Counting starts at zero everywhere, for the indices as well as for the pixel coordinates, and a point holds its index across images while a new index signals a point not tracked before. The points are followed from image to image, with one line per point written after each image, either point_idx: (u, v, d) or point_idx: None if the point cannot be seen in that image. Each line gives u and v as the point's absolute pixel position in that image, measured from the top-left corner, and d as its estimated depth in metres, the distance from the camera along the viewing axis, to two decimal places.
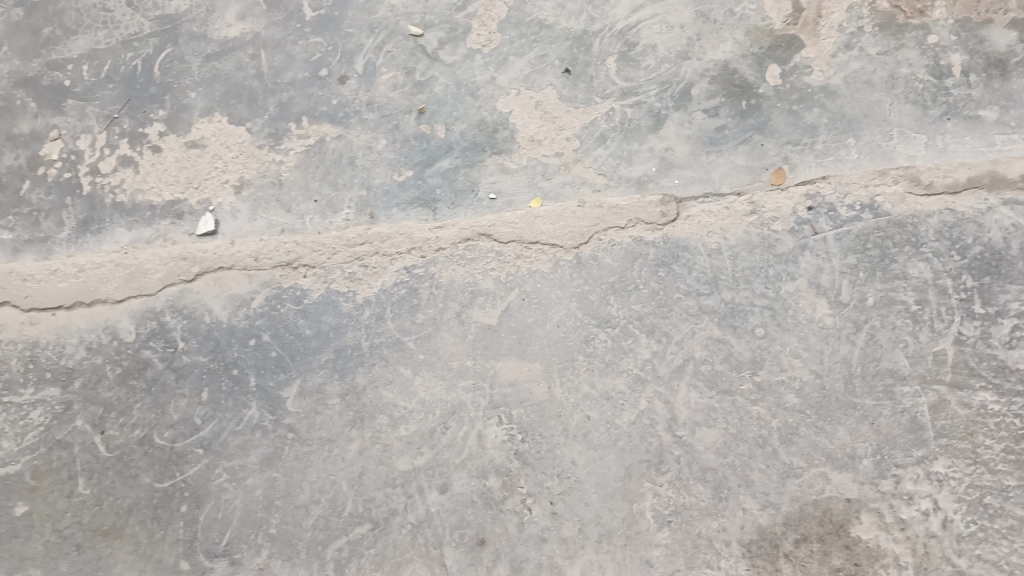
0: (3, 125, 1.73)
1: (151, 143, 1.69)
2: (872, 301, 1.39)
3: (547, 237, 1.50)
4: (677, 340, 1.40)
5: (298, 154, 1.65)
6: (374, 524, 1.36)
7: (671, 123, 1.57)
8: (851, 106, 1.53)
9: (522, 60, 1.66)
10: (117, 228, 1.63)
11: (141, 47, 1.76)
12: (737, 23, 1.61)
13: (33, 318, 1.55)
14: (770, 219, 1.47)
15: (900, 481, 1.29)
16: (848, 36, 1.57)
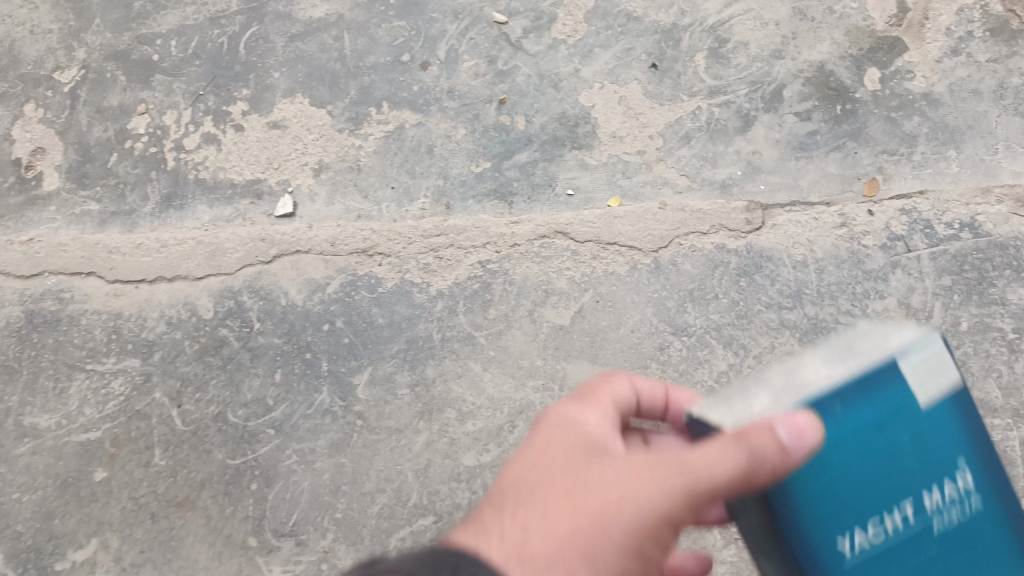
0: (94, 97, 1.78)
1: (234, 122, 1.71)
2: (964, 326, 1.33)
3: (626, 238, 1.48)
4: (755, 353, 1.36)
5: (378, 140, 1.65)
6: (437, 517, 1.35)
7: (760, 125, 1.52)
8: (955, 116, 1.47)
9: (608, 52, 1.63)
10: (199, 206, 1.66)
11: (228, 24, 1.81)
12: (836, 22, 1.57)
13: (117, 290, 1.59)
14: (861, 233, 1.41)
15: None
16: (956, 40, 1.53)
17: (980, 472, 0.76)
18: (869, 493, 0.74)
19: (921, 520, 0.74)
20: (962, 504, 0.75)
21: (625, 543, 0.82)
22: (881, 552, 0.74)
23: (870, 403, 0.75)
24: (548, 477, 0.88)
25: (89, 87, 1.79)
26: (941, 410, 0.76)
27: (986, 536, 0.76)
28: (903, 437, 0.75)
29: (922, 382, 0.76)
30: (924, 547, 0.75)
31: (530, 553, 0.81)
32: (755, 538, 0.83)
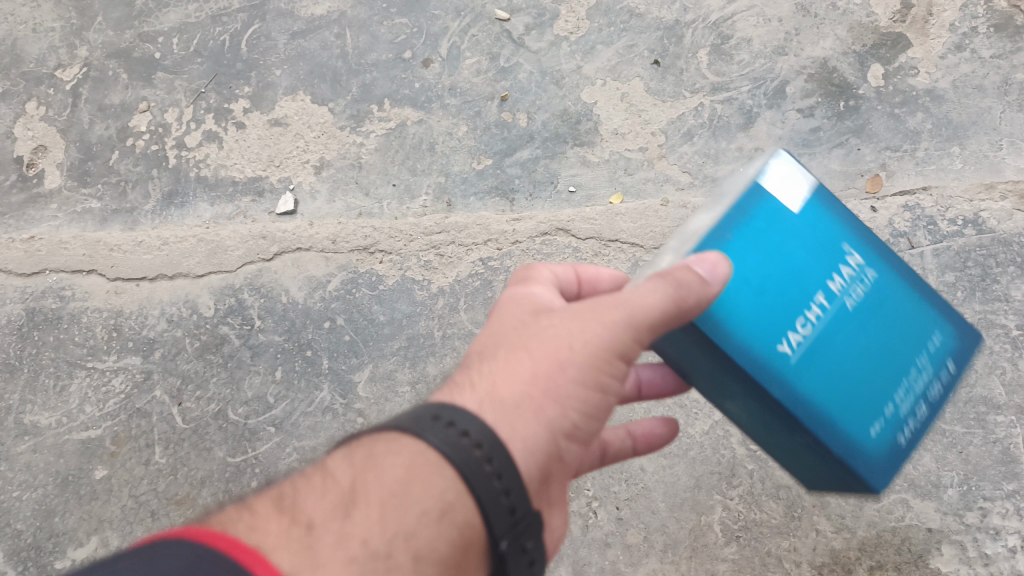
0: (96, 95, 1.78)
1: (235, 120, 1.71)
2: (968, 323, 1.32)
3: (627, 235, 1.47)
4: None
5: (379, 137, 1.65)
6: None
7: (763, 122, 1.52)
8: (958, 112, 1.46)
9: (610, 49, 1.63)
10: (200, 203, 1.65)
11: (230, 22, 1.80)
12: (839, 18, 1.57)
13: (118, 288, 1.59)
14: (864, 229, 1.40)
15: (986, 514, 1.21)
16: (960, 36, 1.52)
17: (863, 250, 0.92)
18: (789, 294, 0.85)
19: (838, 305, 0.87)
20: (861, 279, 0.90)
21: (584, 378, 0.84)
22: (821, 346, 0.85)
23: (753, 220, 0.88)
24: (499, 339, 0.90)
25: (91, 85, 1.79)
26: (809, 207, 0.91)
27: (888, 305, 0.91)
28: (794, 244, 0.88)
29: (787, 192, 0.90)
30: (849, 329, 0.87)
31: (498, 396, 0.83)
32: (706, 382, 0.92)
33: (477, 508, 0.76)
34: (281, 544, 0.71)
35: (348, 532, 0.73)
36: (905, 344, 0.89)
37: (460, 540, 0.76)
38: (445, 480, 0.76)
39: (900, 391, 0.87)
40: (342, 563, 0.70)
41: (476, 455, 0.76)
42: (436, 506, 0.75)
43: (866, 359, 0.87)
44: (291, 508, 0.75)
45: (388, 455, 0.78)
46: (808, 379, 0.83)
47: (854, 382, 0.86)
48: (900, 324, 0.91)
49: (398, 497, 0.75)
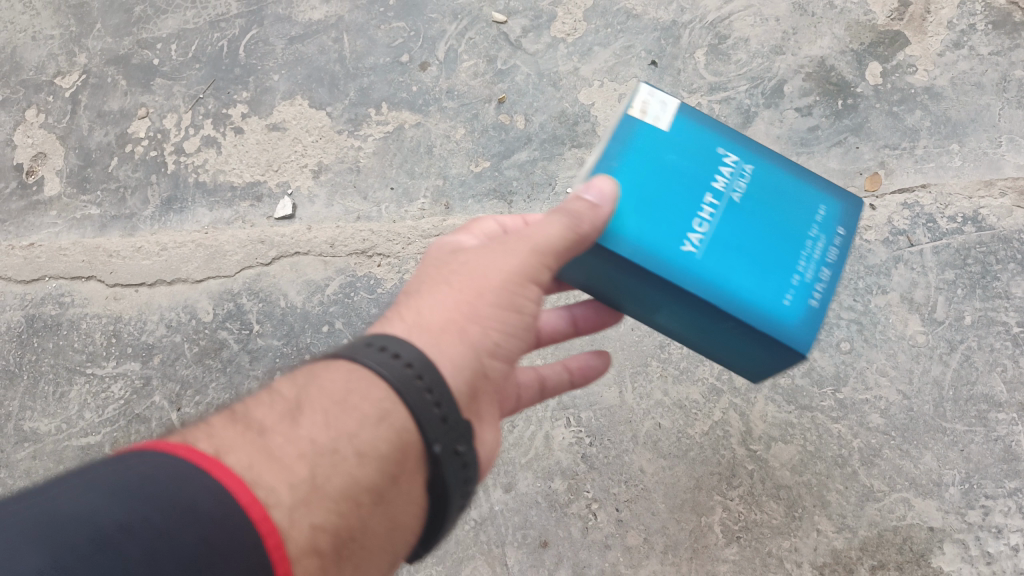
0: (95, 102, 1.78)
1: (234, 125, 1.71)
2: (968, 321, 1.31)
3: None
4: None
5: (377, 141, 1.65)
6: None
7: (761, 121, 1.51)
8: (956, 109, 1.46)
9: (607, 50, 1.63)
10: (199, 209, 1.65)
11: (228, 27, 1.80)
12: (837, 17, 1.56)
13: (117, 294, 1.59)
14: (863, 228, 1.40)
15: (988, 512, 1.21)
16: (958, 33, 1.51)
17: (741, 152, 0.94)
18: (677, 199, 0.87)
19: (724, 200, 0.89)
20: (740, 174, 0.92)
21: (504, 302, 0.85)
22: (719, 239, 0.87)
23: (629, 147, 0.91)
24: (427, 278, 0.92)
25: (90, 92, 1.79)
26: (680, 126, 0.93)
27: (772, 189, 0.92)
28: (673, 157, 0.90)
29: (652, 112, 0.93)
30: (741, 219, 0.89)
31: (423, 319, 0.83)
32: (636, 302, 0.91)
33: (408, 415, 0.74)
34: (237, 445, 0.72)
35: (295, 435, 0.73)
36: (802, 221, 0.90)
37: (397, 447, 0.74)
38: (381, 392, 0.75)
39: (805, 261, 0.88)
40: (291, 460, 0.72)
41: (408, 373, 0.75)
42: (374, 411, 0.74)
43: (765, 241, 0.88)
44: (242, 417, 0.76)
45: (325, 374, 0.77)
46: (717, 270, 0.85)
47: (761, 263, 0.87)
48: (792, 203, 0.92)
49: (338, 405, 0.75)
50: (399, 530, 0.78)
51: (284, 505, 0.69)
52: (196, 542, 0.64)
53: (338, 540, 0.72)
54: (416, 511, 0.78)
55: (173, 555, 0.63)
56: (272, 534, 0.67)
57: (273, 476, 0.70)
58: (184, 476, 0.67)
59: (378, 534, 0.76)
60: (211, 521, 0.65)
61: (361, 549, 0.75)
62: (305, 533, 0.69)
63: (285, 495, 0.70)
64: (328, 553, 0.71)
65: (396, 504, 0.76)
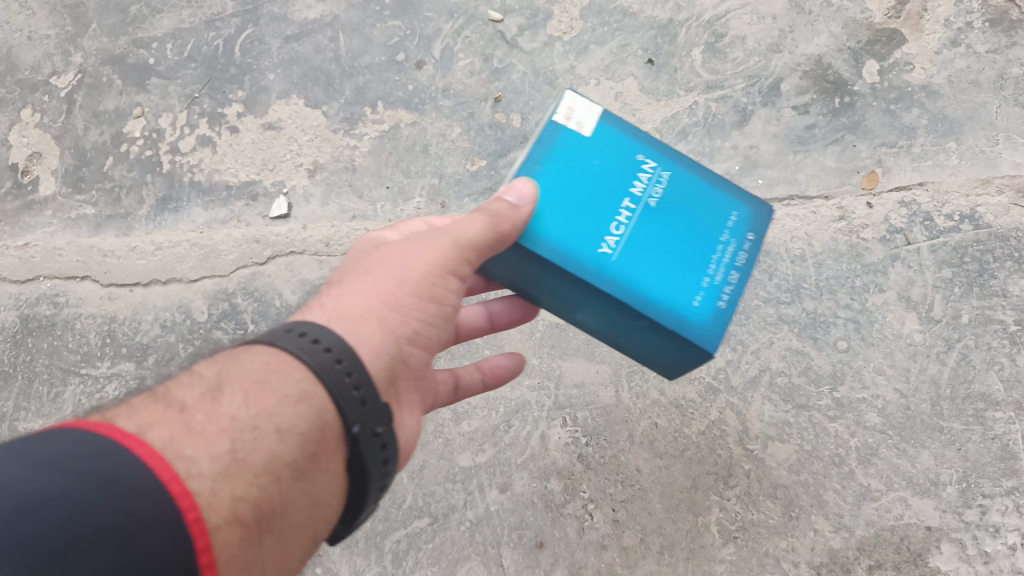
0: (91, 101, 1.77)
1: (229, 124, 1.70)
2: (966, 319, 1.31)
3: None
4: (754, 349, 1.34)
5: (372, 140, 1.64)
6: (433, 519, 1.31)
7: (758, 120, 1.51)
8: (954, 107, 1.45)
9: (604, 49, 1.62)
10: (194, 208, 1.65)
11: (223, 27, 1.80)
12: (833, 15, 1.56)
13: (112, 294, 1.58)
14: (861, 226, 1.39)
15: (986, 511, 1.20)
16: (955, 31, 1.51)
17: (658, 158, 0.95)
18: (595, 204, 0.90)
19: (640, 203, 0.91)
20: (658, 179, 0.94)
21: (422, 292, 0.90)
22: (634, 241, 0.89)
23: (552, 152, 0.93)
24: (348, 270, 0.96)
25: (85, 92, 1.78)
26: (602, 133, 0.95)
27: (690, 194, 0.94)
28: (595, 162, 0.93)
29: (576, 118, 0.95)
30: (656, 222, 0.91)
31: (344, 308, 0.87)
32: (555, 299, 0.95)
33: (327, 395, 0.78)
34: (160, 420, 0.73)
35: (217, 412, 0.76)
36: (712, 227, 0.93)
37: (316, 426, 0.77)
38: (300, 373, 0.78)
39: (715, 264, 0.91)
40: (212, 434, 0.73)
41: (327, 358, 0.79)
42: (294, 390, 0.77)
43: (676, 245, 0.90)
44: (163, 396, 0.77)
45: (246, 357, 0.81)
46: (630, 272, 0.88)
47: (673, 266, 0.89)
48: (707, 208, 0.94)
49: (258, 385, 0.77)
50: (320, 507, 0.81)
51: (205, 477, 0.70)
52: (115, 515, 0.64)
53: (260, 511, 0.74)
54: (336, 488, 0.82)
55: (94, 528, 0.63)
56: (191, 507, 0.68)
57: (193, 450, 0.71)
58: (105, 452, 0.67)
59: (300, 508, 0.78)
60: (131, 493, 0.65)
61: (282, 523, 0.77)
62: (226, 502, 0.71)
63: (206, 468, 0.71)
64: (250, 525, 0.73)
65: (316, 480, 0.79)
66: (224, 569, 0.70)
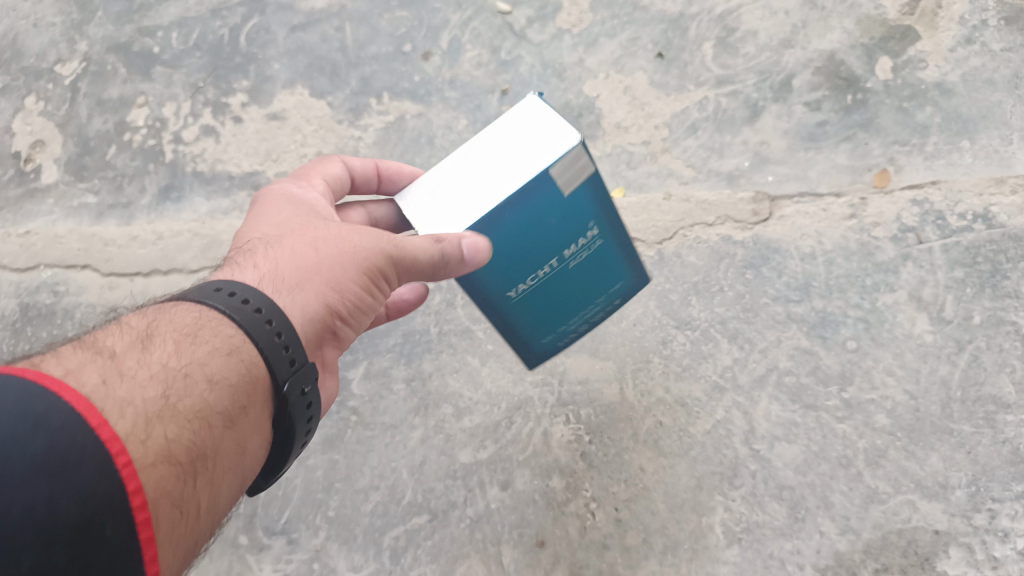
0: (94, 89, 1.76)
1: (234, 114, 1.69)
2: (978, 320, 1.28)
3: (629, 230, 1.45)
4: (762, 348, 1.32)
5: (377, 131, 1.63)
6: (432, 515, 1.29)
7: (768, 115, 1.48)
8: (968, 106, 1.43)
9: (613, 42, 1.60)
10: (197, 198, 1.63)
11: (229, 16, 1.78)
12: (846, 11, 1.53)
13: (113, 283, 1.57)
14: (872, 224, 1.37)
15: (995, 516, 1.17)
16: (970, 29, 1.48)
17: (605, 227, 0.98)
18: (526, 261, 0.94)
19: (563, 264, 0.98)
20: (590, 246, 0.99)
21: (362, 276, 0.95)
22: (538, 289, 1.00)
23: (525, 210, 0.89)
24: (281, 229, 0.98)
25: (89, 80, 1.77)
26: (578, 194, 0.91)
27: (602, 257, 1.03)
28: (553, 221, 0.91)
29: (563, 175, 0.87)
30: (562, 279, 1.01)
31: (281, 277, 0.91)
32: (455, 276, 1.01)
33: (258, 352, 0.83)
34: (87, 364, 0.74)
35: (147, 359, 0.77)
36: (597, 286, 1.07)
37: (246, 377, 0.81)
38: (230, 329, 0.82)
39: (576, 311, 1.09)
40: (143, 378, 0.75)
41: (258, 318, 0.83)
42: (224, 345, 0.81)
43: (561, 296, 1.04)
44: (91, 345, 0.78)
45: (173, 311, 0.83)
46: (516, 306, 1.01)
47: (548, 309, 1.05)
48: (605, 268, 1.05)
49: (189, 336, 0.80)
50: (247, 456, 0.83)
51: (139, 417, 0.71)
52: (46, 451, 0.63)
53: (192, 453, 0.75)
54: (263, 441, 0.86)
55: (23, 461, 0.62)
56: (121, 452, 0.67)
57: (125, 392, 0.73)
58: (32, 394, 0.66)
59: (230, 456, 0.80)
60: (58, 432, 0.65)
61: (216, 468, 0.78)
62: (159, 442, 0.72)
63: (139, 409, 0.72)
64: (185, 464, 0.74)
65: (246, 429, 0.82)
66: (159, 507, 0.70)
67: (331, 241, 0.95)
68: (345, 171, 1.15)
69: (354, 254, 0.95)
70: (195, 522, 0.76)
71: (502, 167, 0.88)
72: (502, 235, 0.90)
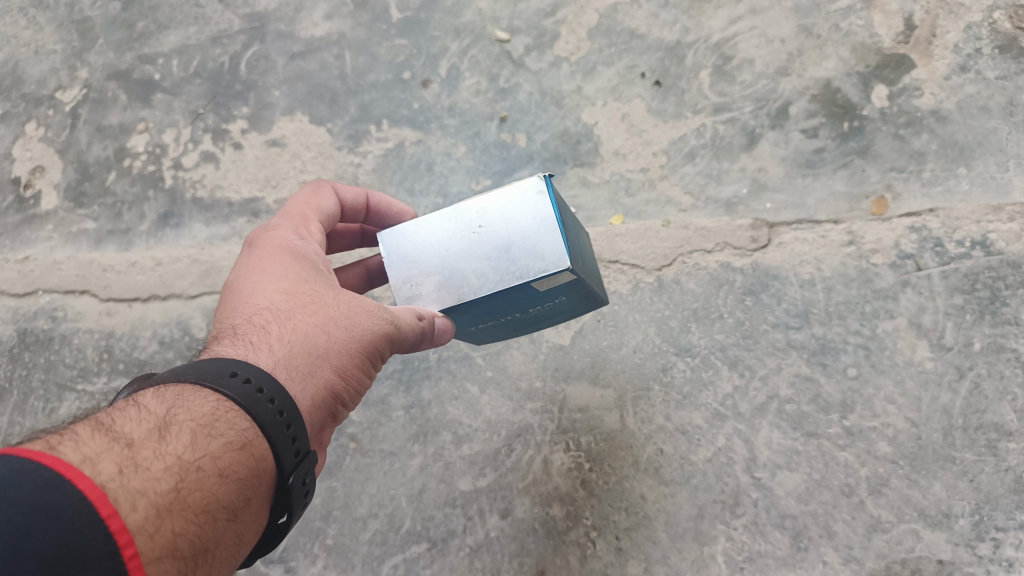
0: (94, 116, 1.76)
1: (233, 140, 1.69)
2: (978, 347, 1.28)
3: (628, 256, 1.45)
4: (762, 375, 1.31)
5: (377, 158, 1.63)
6: (431, 544, 1.29)
7: (766, 142, 1.49)
8: (964, 133, 1.43)
9: (610, 70, 1.61)
10: (196, 224, 1.63)
11: (229, 43, 1.78)
12: (842, 39, 1.53)
13: (111, 309, 1.57)
14: (870, 251, 1.37)
15: (999, 545, 1.17)
16: (964, 57, 1.48)
17: (572, 296, 1.01)
18: (487, 316, 1.01)
19: (522, 315, 1.04)
20: (553, 304, 1.03)
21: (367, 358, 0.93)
22: (496, 323, 1.06)
23: (494, 300, 0.94)
24: (288, 302, 0.93)
25: (89, 107, 1.77)
26: (551, 288, 0.94)
27: (564, 307, 1.07)
28: (517, 299, 0.95)
29: (542, 282, 0.91)
30: (522, 320, 1.07)
31: (295, 364, 0.87)
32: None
33: (268, 444, 0.80)
34: (103, 450, 0.72)
35: (162, 449, 0.74)
36: (558, 316, 1.12)
37: (254, 471, 0.79)
38: (244, 422, 0.79)
39: (538, 324, 1.16)
40: (157, 471, 0.72)
41: (269, 409, 0.81)
42: (238, 439, 0.78)
43: (520, 324, 1.11)
44: (108, 427, 0.75)
45: (191, 395, 0.79)
46: (472, 331, 1.09)
47: (506, 329, 1.13)
48: (566, 308, 1.09)
49: (205, 428, 0.77)
50: (243, 548, 0.81)
51: (150, 510, 0.70)
52: (58, 546, 0.61)
53: (195, 547, 0.73)
54: (258, 529, 0.83)
55: (32, 556, 0.60)
56: (128, 544, 0.66)
57: (138, 484, 0.70)
58: (46, 484, 0.63)
59: (229, 548, 0.78)
60: (70, 525, 0.62)
61: (214, 561, 0.76)
62: (167, 537, 0.70)
63: (151, 503, 0.70)
64: (187, 558, 0.72)
65: (247, 521, 0.80)
66: None
67: (341, 325, 0.92)
68: (337, 205, 1.15)
69: (359, 338, 0.93)
70: None
71: (494, 259, 0.92)
72: (467, 309, 0.96)
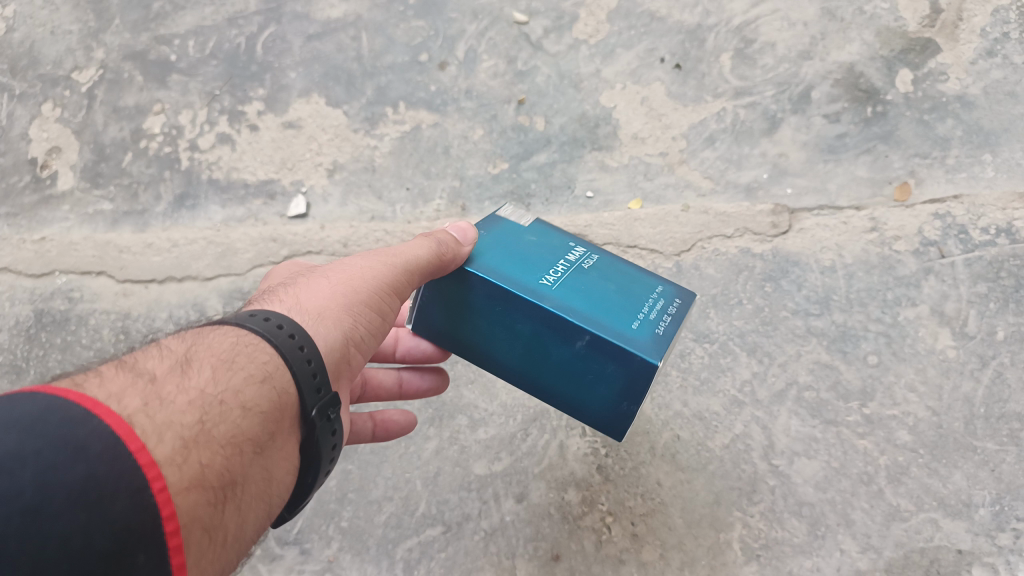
0: (111, 96, 1.76)
1: (249, 122, 1.68)
2: (1002, 336, 1.27)
3: (647, 241, 1.43)
4: (781, 361, 1.30)
5: (393, 140, 1.62)
6: (446, 527, 1.27)
7: (787, 127, 1.48)
8: (989, 119, 1.42)
9: (630, 52, 1.60)
10: (211, 206, 1.63)
11: (245, 24, 1.79)
12: (866, 22, 1.53)
13: (127, 291, 1.56)
14: (893, 238, 1.36)
15: (1019, 536, 1.14)
16: (991, 41, 1.48)
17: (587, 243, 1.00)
18: (530, 258, 0.94)
19: (574, 265, 0.95)
20: (589, 256, 0.97)
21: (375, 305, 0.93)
22: (570, 284, 0.92)
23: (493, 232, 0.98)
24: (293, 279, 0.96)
25: (106, 87, 1.77)
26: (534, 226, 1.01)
27: (618, 266, 0.98)
28: (530, 237, 0.98)
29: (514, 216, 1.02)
30: (591, 276, 0.94)
31: (304, 308, 0.87)
32: (491, 343, 0.96)
33: (291, 378, 0.80)
34: (128, 386, 0.71)
35: (185, 384, 0.74)
36: (643, 287, 0.95)
37: (277, 404, 0.79)
38: (265, 355, 0.80)
39: (648, 309, 0.92)
40: (182, 404, 0.71)
41: (290, 343, 0.81)
42: (259, 371, 0.78)
43: (610, 293, 0.92)
44: (132, 366, 0.75)
45: (208, 337, 0.80)
46: (562, 297, 0.90)
47: (606, 305, 0.90)
48: (633, 278, 0.96)
49: (225, 363, 0.77)
50: (274, 485, 0.81)
51: (178, 443, 0.68)
52: (85, 477, 0.59)
53: (223, 479, 0.72)
54: (288, 469, 0.83)
55: (61, 488, 0.58)
56: (157, 477, 0.64)
57: (164, 417, 0.69)
58: (74, 419, 0.62)
59: (258, 483, 0.78)
60: (98, 457, 0.61)
61: (243, 494, 0.76)
62: (195, 467, 0.69)
63: (177, 434, 0.69)
64: (216, 490, 0.71)
65: (274, 456, 0.79)
66: (190, 533, 0.67)
67: (342, 276, 0.93)
68: None
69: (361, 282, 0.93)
70: (223, 551, 0.73)
71: None
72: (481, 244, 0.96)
